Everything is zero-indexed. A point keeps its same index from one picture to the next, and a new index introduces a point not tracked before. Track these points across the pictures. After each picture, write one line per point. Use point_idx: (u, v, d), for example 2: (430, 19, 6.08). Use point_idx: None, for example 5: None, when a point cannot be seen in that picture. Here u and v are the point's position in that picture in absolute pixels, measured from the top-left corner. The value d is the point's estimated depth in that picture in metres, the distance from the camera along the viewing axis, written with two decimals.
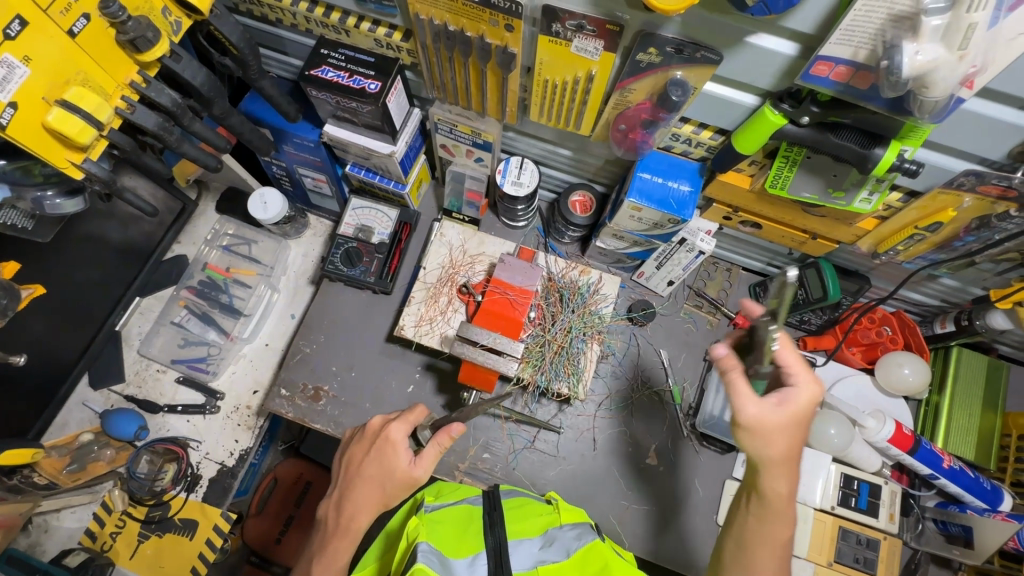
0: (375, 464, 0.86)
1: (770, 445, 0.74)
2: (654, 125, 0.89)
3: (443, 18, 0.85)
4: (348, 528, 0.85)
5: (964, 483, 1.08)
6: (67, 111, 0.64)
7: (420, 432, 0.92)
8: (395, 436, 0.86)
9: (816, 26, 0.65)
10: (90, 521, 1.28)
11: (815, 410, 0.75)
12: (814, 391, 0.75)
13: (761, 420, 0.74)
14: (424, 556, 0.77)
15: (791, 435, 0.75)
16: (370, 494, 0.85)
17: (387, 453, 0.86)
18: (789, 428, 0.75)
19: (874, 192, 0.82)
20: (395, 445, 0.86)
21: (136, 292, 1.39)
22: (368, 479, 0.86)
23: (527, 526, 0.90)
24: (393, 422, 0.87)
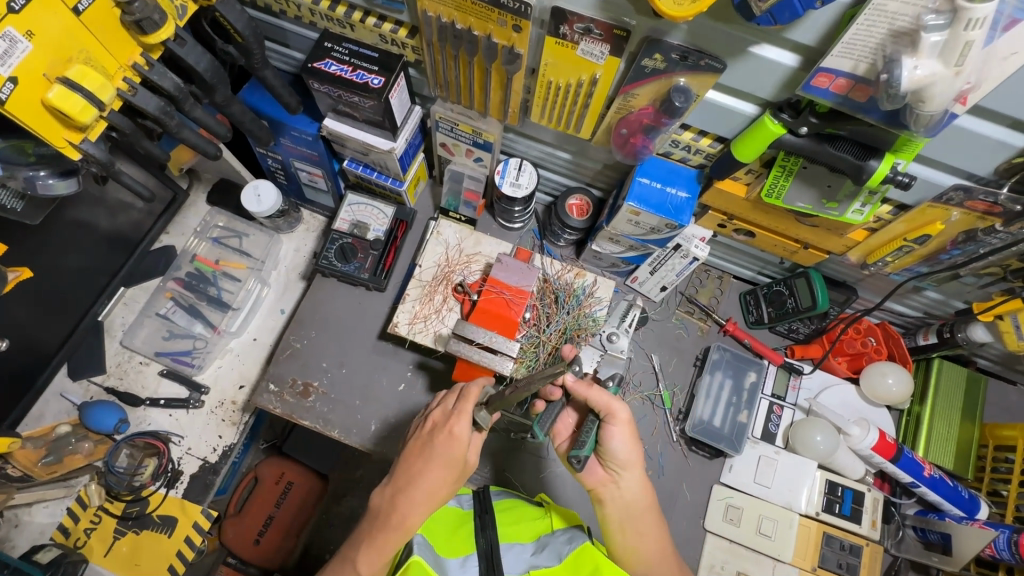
0: (436, 457, 0.86)
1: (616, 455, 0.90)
2: (655, 131, 0.90)
3: (450, 16, 0.86)
4: (402, 523, 0.83)
5: (943, 492, 1.11)
6: (68, 89, 0.63)
7: (480, 413, 0.86)
8: (461, 431, 0.86)
9: (818, 39, 0.67)
10: (63, 516, 1.24)
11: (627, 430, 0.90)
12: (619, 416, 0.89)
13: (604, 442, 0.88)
14: (419, 549, 0.80)
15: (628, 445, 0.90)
16: (431, 488, 0.85)
17: (450, 446, 0.86)
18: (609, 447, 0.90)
19: (867, 204, 0.84)
20: (459, 440, 0.86)
21: (121, 281, 1.36)
22: (424, 471, 0.85)
23: (521, 531, 0.90)
24: (458, 416, 0.87)
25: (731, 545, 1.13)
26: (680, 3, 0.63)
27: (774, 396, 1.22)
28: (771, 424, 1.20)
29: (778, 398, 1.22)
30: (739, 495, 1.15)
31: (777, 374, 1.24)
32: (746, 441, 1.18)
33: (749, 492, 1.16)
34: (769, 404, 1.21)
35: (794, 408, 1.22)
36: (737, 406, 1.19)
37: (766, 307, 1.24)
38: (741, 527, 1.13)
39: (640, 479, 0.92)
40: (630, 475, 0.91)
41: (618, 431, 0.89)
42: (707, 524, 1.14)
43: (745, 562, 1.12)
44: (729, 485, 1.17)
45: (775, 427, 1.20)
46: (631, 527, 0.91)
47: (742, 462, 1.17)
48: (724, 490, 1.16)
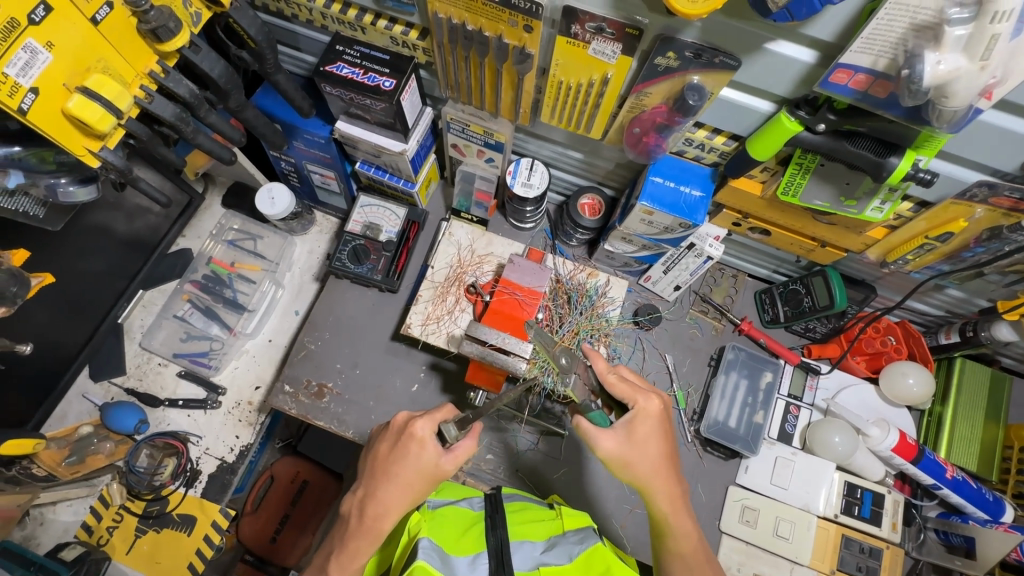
0: (406, 466, 0.86)
1: (648, 441, 0.86)
2: (668, 129, 0.89)
3: (460, 18, 0.85)
4: (372, 528, 0.85)
5: (967, 494, 1.09)
6: (88, 98, 0.62)
7: (446, 426, 0.86)
8: (422, 433, 0.86)
9: (836, 34, 0.65)
10: (86, 514, 1.27)
11: (653, 424, 0.86)
12: (652, 407, 0.87)
13: (621, 449, 0.86)
14: (425, 553, 0.78)
15: (654, 447, 0.86)
16: (400, 493, 0.86)
17: (414, 449, 0.86)
18: (631, 447, 0.86)
19: (886, 201, 0.83)
20: (422, 440, 0.86)
21: (140, 283, 1.38)
22: (395, 482, 0.86)
23: (531, 530, 0.90)
24: (420, 418, 0.88)
25: (746, 547, 1.12)
26: (693, 1, 0.62)
27: (791, 396, 1.22)
28: (788, 425, 1.19)
29: (795, 398, 1.21)
30: (756, 497, 1.14)
31: (794, 374, 1.23)
32: (762, 442, 1.17)
33: (765, 493, 1.14)
34: (786, 404, 1.20)
35: (811, 408, 1.21)
36: (752, 407, 1.18)
37: (781, 306, 1.23)
38: (757, 529, 1.12)
39: (659, 454, 0.86)
40: (649, 448, 0.86)
41: (648, 422, 0.86)
42: (721, 526, 1.13)
43: (762, 565, 1.11)
44: (745, 486, 1.16)
45: (792, 427, 1.19)
46: (675, 520, 0.87)
47: (758, 462, 1.16)
48: (739, 492, 1.15)
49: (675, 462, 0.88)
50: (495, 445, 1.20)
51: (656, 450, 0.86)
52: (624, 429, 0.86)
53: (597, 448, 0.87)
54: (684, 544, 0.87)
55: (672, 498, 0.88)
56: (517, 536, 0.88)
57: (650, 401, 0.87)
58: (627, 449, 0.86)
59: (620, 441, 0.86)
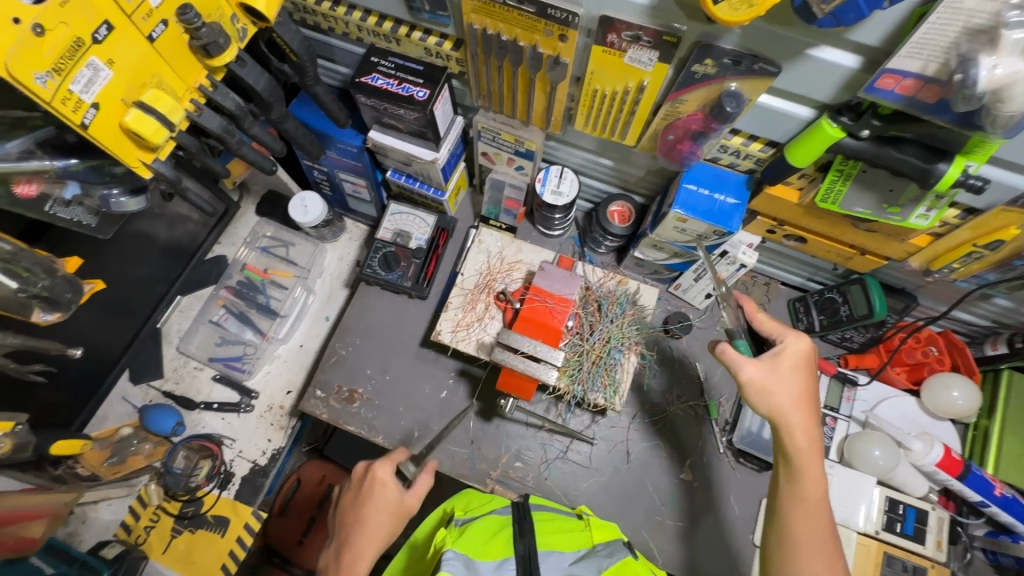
0: (375, 505, 0.90)
1: (791, 384, 0.84)
2: (704, 137, 0.88)
3: (495, 28, 0.86)
4: (350, 571, 0.85)
5: (1017, 512, 1.05)
6: (143, 113, 0.65)
7: (405, 467, 0.96)
8: (384, 474, 0.92)
9: (882, 39, 0.64)
10: (125, 514, 1.30)
11: (795, 365, 0.85)
12: (799, 348, 0.86)
13: (761, 377, 0.84)
14: (451, 563, 0.77)
15: (797, 385, 0.84)
16: (374, 533, 0.88)
17: (376, 491, 0.91)
18: (774, 378, 0.84)
19: (933, 208, 0.80)
20: (383, 481, 0.91)
21: (178, 289, 1.42)
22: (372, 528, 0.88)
23: (561, 541, 0.90)
24: (379, 462, 0.93)
25: None
26: (736, 8, 0.61)
27: (828, 407, 1.18)
28: (825, 437, 1.16)
29: (832, 410, 1.18)
30: None
31: (830, 385, 1.19)
32: None
33: None
34: (824, 416, 1.17)
35: (850, 420, 1.17)
36: None
37: (817, 315, 1.21)
38: None
39: (795, 393, 0.83)
40: (780, 381, 0.84)
41: (786, 362, 0.85)
42: (754, 539, 1.12)
43: None
44: None
45: (829, 439, 1.16)
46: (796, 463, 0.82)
47: None
48: None
49: (815, 408, 0.85)
50: (524, 452, 1.20)
51: (798, 387, 0.84)
52: (767, 362, 0.85)
53: (736, 374, 0.85)
54: (809, 492, 0.82)
55: (811, 439, 0.83)
56: (545, 544, 0.87)
57: (794, 343, 0.86)
58: (768, 377, 0.84)
59: (764, 368, 0.84)
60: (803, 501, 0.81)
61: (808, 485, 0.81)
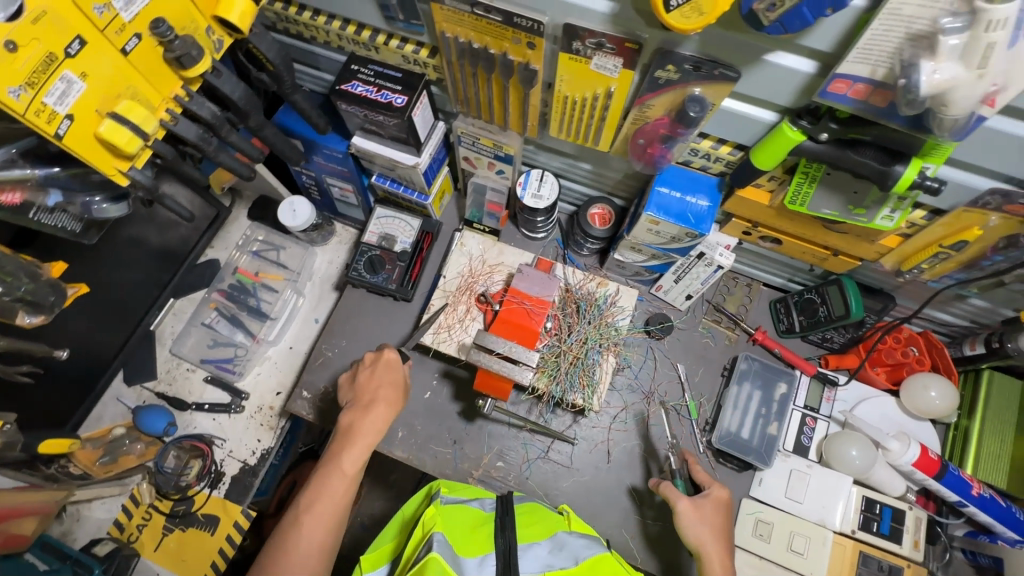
0: (379, 380, 1.07)
1: (710, 518, 0.98)
2: (672, 140, 0.89)
3: (467, 37, 0.88)
4: (374, 432, 1.01)
5: (996, 513, 1.04)
6: (117, 123, 0.67)
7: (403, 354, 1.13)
8: (396, 358, 1.10)
9: (833, 45, 0.65)
10: (118, 512, 1.33)
11: (720, 509, 1.00)
12: (722, 495, 1.01)
13: (691, 512, 0.98)
14: (438, 546, 0.81)
15: (716, 526, 0.98)
16: (391, 405, 1.05)
17: (392, 372, 1.08)
18: (699, 518, 0.98)
19: (896, 210, 0.81)
20: (394, 361, 1.09)
21: (171, 292, 1.46)
22: (376, 402, 1.04)
23: (537, 531, 0.90)
24: (389, 348, 1.11)
25: (761, 562, 1.09)
26: (687, 16, 0.63)
27: (808, 408, 1.19)
28: (804, 436, 1.17)
29: (811, 410, 1.19)
30: (769, 510, 1.12)
31: (811, 385, 1.21)
32: (777, 454, 1.15)
33: (780, 507, 1.12)
34: (802, 416, 1.18)
35: (829, 420, 1.19)
36: (766, 418, 1.17)
37: (797, 316, 1.22)
38: (772, 543, 1.09)
39: (716, 529, 0.97)
40: (702, 512, 0.98)
41: (712, 502, 1.00)
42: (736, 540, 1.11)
43: None
44: (758, 499, 1.14)
45: (808, 439, 1.17)
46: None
47: (773, 475, 1.14)
48: (753, 505, 1.12)
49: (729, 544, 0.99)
50: (506, 453, 1.22)
51: (717, 522, 0.99)
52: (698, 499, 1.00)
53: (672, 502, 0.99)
54: None
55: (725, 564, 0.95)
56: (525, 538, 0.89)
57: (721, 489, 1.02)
58: (696, 510, 0.98)
59: (695, 504, 0.99)
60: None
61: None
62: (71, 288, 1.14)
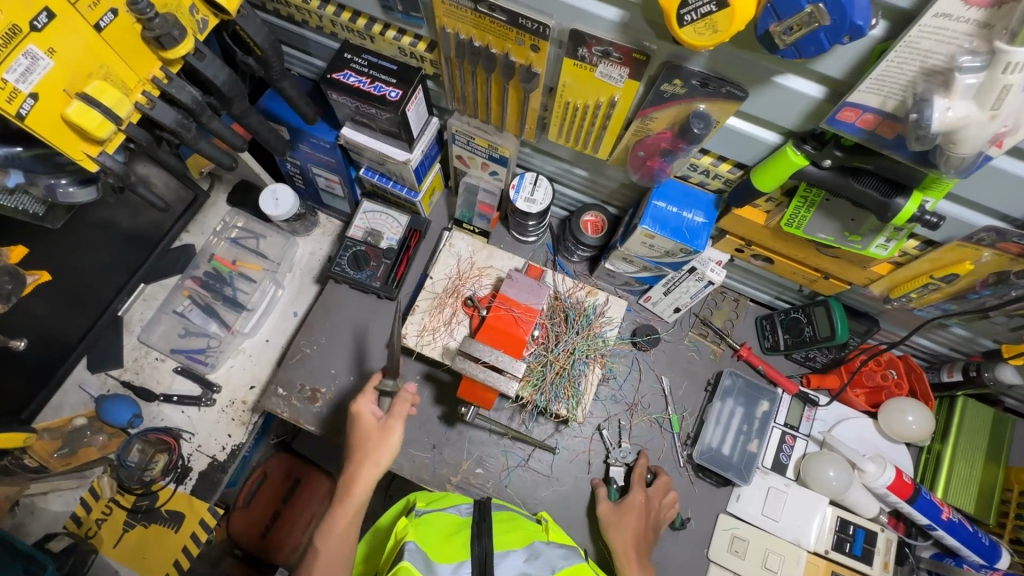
0: (355, 438, 0.93)
1: (625, 523, 1.03)
2: (673, 155, 0.87)
3: (468, 33, 0.85)
4: (350, 495, 0.89)
5: (963, 537, 1.07)
6: (87, 105, 0.62)
7: (382, 399, 0.98)
8: (364, 406, 0.95)
9: (845, 72, 0.63)
10: (76, 505, 1.27)
11: (637, 510, 1.06)
12: (637, 498, 1.07)
13: (608, 515, 1.06)
14: (410, 555, 0.80)
15: (630, 529, 1.03)
16: (370, 462, 0.90)
17: (365, 423, 0.94)
18: (619, 521, 1.04)
19: (891, 239, 0.81)
20: (360, 409, 0.95)
21: (141, 278, 1.40)
22: (361, 464, 0.91)
23: (511, 539, 0.88)
24: (359, 397, 0.96)
25: None
26: (701, 32, 0.60)
27: (787, 425, 1.20)
28: (783, 455, 1.18)
29: (791, 428, 1.20)
30: (744, 527, 1.12)
31: (791, 404, 1.22)
32: (756, 471, 1.15)
33: (756, 524, 1.13)
34: (782, 434, 1.19)
35: (807, 439, 1.19)
36: (747, 435, 1.17)
37: (782, 333, 1.22)
38: (746, 560, 1.10)
39: (632, 528, 1.03)
40: (622, 519, 1.04)
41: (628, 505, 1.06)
42: (709, 554, 1.12)
43: None
44: (734, 515, 1.14)
45: (786, 458, 1.18)
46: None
47: (750, 492, 1.14)
48: (729, 521, 1.13)
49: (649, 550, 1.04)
50: (486, 459, 1.20)
51: (636, 523, 1.04)
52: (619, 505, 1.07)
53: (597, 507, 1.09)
54: None
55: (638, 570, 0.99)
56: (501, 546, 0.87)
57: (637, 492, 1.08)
58: (613, 513, 1.06)
59: (612, 508, 1.07)
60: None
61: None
62: (31, 275, 1.06)
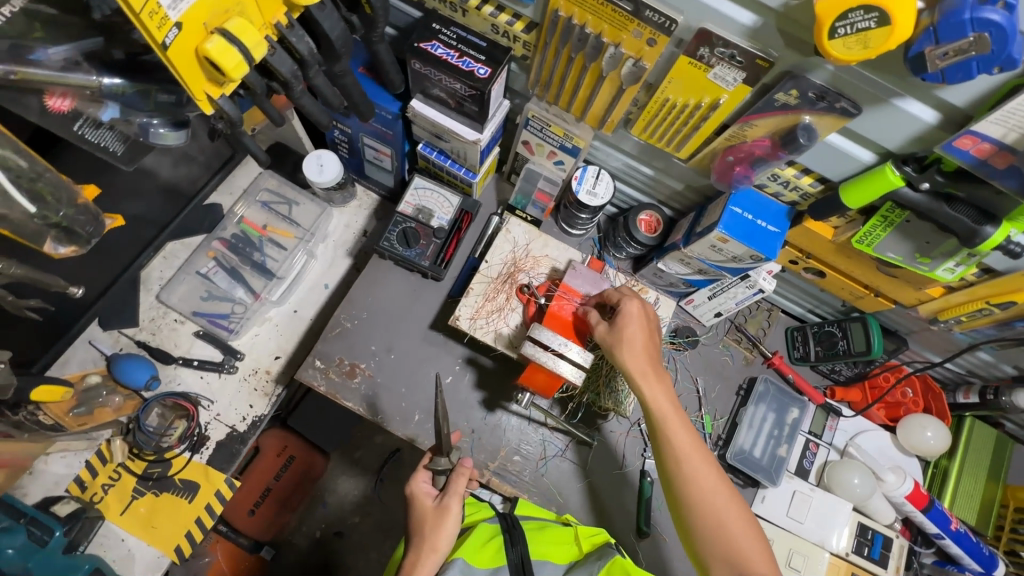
0: (416, 517, 0.92)
1: (633, 343, 0.95)
2: (763, 163, 0.90)
3: (582, 19, 0.84)
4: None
5: (966, 546, 1.16)
6: (226, 42, 0.59)
7: (438, 479, 0.98)
8: (420, 486, 0.96)
9: (967, 101, 0.67)
10: (81, 468, 1.20)
11: (640, 321, 0.96)
12: (632, 308, 0.97)
13: (607, 336, 0.96)
14: None
15: (639, 337, 0.95)
16: (431, 539, 0.88)
17: (423, 504, 0.93)
18: (616, 339, 0.96)
19: (961, 264, 0.87)
20: (417, 494, 0.95)
21: (169, 234, 1.35)
22: (425, 545, 0.88)
23: (550, 552, 0.93)
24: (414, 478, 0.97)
25: None
26: (850, 47, 0.62)
27: (811, 433, 1.26)
28: (806, 460, 1.23)
29: (814, 436, 1.25)
30: (771, 527, 1.17)
31: (816, 414, 1.27)
32: (783, 474, 1.20)
33: (781, 525, 1.18)
34: (806, 441, 1.24)
35: (829, 447, 1.25)
36: (777, 439, 1.22)
37: (814, 345, 1.27)
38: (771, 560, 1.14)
39: (653, 383, 0.93)
40: (643, 379, 0.93)
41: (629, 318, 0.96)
42: None
43: None
44: (759, 515, 1.19)
45: (809, 463, 1.23)
46: (689, 473, 0.86)
47: (776, 494, 1.19)
48: None
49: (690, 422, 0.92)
50: (524, 447, 1.20)
51: (643, 338, 0.95)
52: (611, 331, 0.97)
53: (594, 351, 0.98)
54: (702, 484, 0.86)
55: (689, 441, 0.89)
56: (536, 555, 0.91)
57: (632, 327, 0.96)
58: (613, 339, 0.96)
59: (608, 332, 0.96)
60: (716, 514, 0.84)
61: (707, 491, 0.85)
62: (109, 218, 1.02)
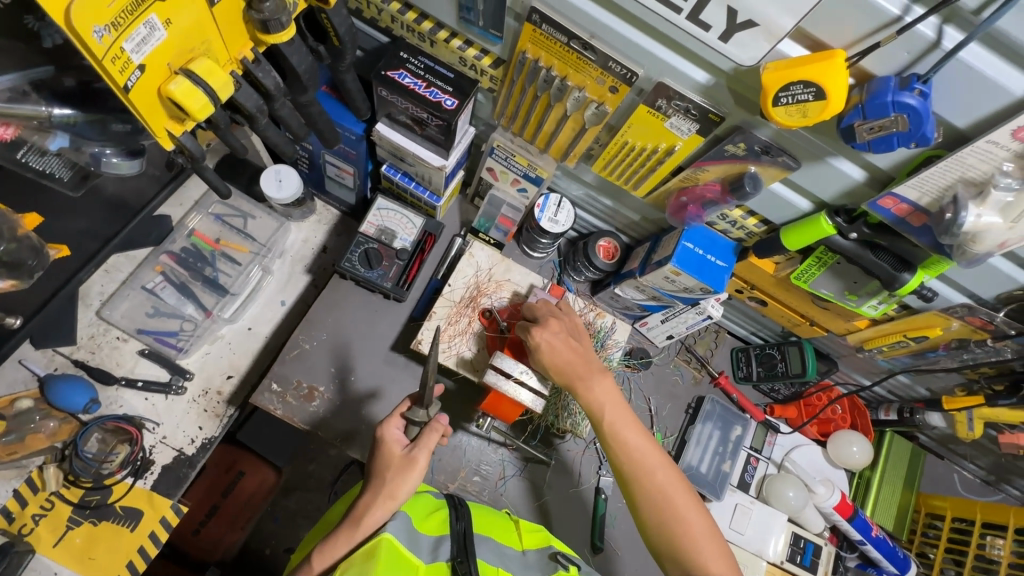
0: (381, 464, 0.89)
1: (563, 358, 0.97)
2: (714, 206, 0.96)
3: (549, 63, 0.87)
4: (359, 522, 0.82)
5: (885, 550, 1.26)
6: (191, 82, 0.62)
7: (411, 428, 0.95)
8: (389, 433, 0.93)
9: (890, 165, 0.74)
10: (8, 499, 1.12)
11: (564, 341, 0.99)
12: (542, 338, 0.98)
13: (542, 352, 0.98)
14: (393, 526, 0.79)
15: (570, 351, 0.98)
16: (394, 486, 0.86)
17: (391, 450, 0.91)
18: (549, 358, 0.97)
19: (883, 302, 0.96)
20: (388, 440, 0.92)
21: (115, 248, 1.27)
22: (380, 491, 0.85)
23: (494, 531, 0.90)
24: (382, 424, 0.94)
25: None
26: (791, 114, 0.68)
27: (753, 448, 1.34)
28: (747, 474, 1.32)
29: (755, 451, 1.34)
30: None
31: (757, 429, 1.35)
32: (726, 488, 1.28)
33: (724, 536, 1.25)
34: (748, 456, 1.33)
35: (768, 461, 1.34)
36: (722, 455, 1.30)
37: (756, 366, 1.36)
38: None
39: (598, 385, 0.96)
40: (585, 384, 0.96)
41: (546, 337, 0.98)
42: None
43: None
44: None
45: (750, 476, 1.32)
46: (635, 467, 0.90)
47: (720, 508, 1.27)
48: None
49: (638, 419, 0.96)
50: (483, 467, 1.22)
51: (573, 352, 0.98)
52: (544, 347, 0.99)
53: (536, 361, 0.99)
54: (653, 479, 0.89)
55: (638, 439, 0.93)
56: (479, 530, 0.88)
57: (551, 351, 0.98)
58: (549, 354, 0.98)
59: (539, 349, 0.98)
60: (670, 518, 0.87)
61: (654, 483, 0.89)
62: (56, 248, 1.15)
